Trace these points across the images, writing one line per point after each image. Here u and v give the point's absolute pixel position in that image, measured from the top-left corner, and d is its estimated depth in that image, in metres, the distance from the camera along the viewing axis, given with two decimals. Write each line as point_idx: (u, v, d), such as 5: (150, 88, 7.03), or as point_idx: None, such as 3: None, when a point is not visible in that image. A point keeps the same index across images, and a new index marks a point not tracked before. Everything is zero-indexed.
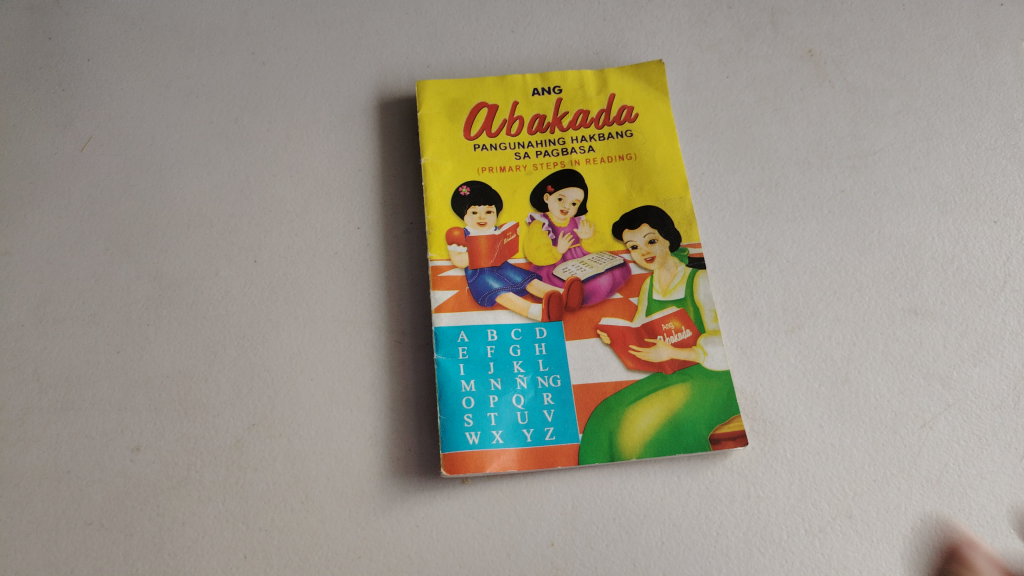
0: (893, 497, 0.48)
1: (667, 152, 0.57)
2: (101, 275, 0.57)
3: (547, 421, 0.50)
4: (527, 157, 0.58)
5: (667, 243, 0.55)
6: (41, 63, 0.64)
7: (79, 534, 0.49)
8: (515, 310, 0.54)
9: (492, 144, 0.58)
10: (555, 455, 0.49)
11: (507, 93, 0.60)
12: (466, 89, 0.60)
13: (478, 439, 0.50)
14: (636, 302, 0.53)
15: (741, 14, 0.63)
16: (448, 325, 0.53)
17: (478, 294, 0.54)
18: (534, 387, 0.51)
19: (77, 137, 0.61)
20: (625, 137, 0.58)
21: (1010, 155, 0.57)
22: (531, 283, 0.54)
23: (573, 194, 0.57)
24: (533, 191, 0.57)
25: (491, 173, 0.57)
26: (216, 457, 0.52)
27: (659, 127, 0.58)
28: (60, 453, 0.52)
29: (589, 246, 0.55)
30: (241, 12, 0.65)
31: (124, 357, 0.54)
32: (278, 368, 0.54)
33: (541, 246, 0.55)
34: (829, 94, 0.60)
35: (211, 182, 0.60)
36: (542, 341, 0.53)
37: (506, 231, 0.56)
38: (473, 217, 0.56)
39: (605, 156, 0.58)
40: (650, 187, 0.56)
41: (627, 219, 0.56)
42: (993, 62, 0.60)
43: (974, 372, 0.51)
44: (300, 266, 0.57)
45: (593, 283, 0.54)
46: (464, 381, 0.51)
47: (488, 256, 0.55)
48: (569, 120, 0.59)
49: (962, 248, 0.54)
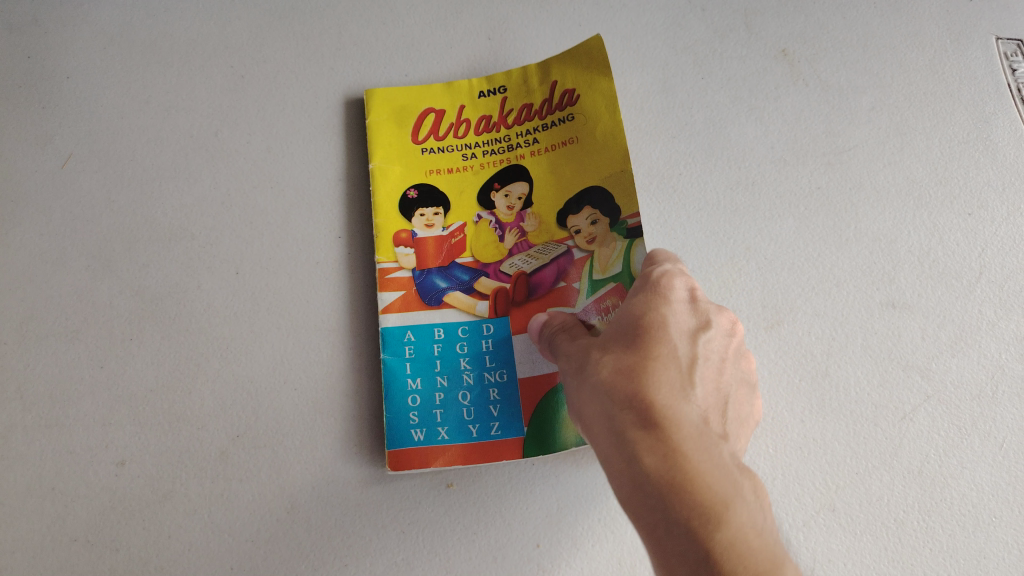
0: (876, 489, 0.48)
1: (607, 131, 0.58)
2: (83, 291, 0.57)
3: (492, 415, 0.52)
4: (474, 156, 0.60)
5: (607, 221, 0.55)
6: (23, 82, 0.64)
7: (65, 550, 0.49)
8: (463, 308, 0.55)
9: (439, 147, 0.60)
10: (499, 449, 0.51)
11: (453, 96, 0.62)
12: (414, 93, 0.62)
13: (422, 434, 0.51)
14: (578, 287, 0.54)
15: (714, 15, 0.63)
16: (394, 324, 0.54)
17: (426, 295, 0.56)
18: (480, 382, 0.53)
19: (57, 154, 0.61)
20: (567, 124, 0.59)
21: (983, 147, 0.58)
22: (479, 281, 0.56)
23: (519, 188, 0.58)
24: (480, 188, 0.59)
25: (438, 174, 0.59)
26: (202, 469, 0.52)
27: (601, 111, 0.58)
28: (45, 470, 0.52)
29: (534, 238, 0.57)
30: (219, 25, 0.66)
31: (107, 373, 0.54)
32: (262, 378, 0.54)
33: (487, 243, 0.57)
34: (803, 92, 0.60)
35: (192, 196, 0.60)
36: (488, 337, 0.54)
37: (454, 231, 0.58)
38: (420, 219, 0.58)
39: (549, 146, 0.59)
40: (592, 167, 0.57)
41: (569, 204, 0.57)
42: (963, 57, 0.61)
43: (952, 364, 0.51)
44: (282, 276, 0.57)
45: (539, 274, 0.55)
46: (410, 379, 0.53)
47: (434, 257, 0.57)
48: (514, 117, 0.61)
49: (938, 241, 0.55)
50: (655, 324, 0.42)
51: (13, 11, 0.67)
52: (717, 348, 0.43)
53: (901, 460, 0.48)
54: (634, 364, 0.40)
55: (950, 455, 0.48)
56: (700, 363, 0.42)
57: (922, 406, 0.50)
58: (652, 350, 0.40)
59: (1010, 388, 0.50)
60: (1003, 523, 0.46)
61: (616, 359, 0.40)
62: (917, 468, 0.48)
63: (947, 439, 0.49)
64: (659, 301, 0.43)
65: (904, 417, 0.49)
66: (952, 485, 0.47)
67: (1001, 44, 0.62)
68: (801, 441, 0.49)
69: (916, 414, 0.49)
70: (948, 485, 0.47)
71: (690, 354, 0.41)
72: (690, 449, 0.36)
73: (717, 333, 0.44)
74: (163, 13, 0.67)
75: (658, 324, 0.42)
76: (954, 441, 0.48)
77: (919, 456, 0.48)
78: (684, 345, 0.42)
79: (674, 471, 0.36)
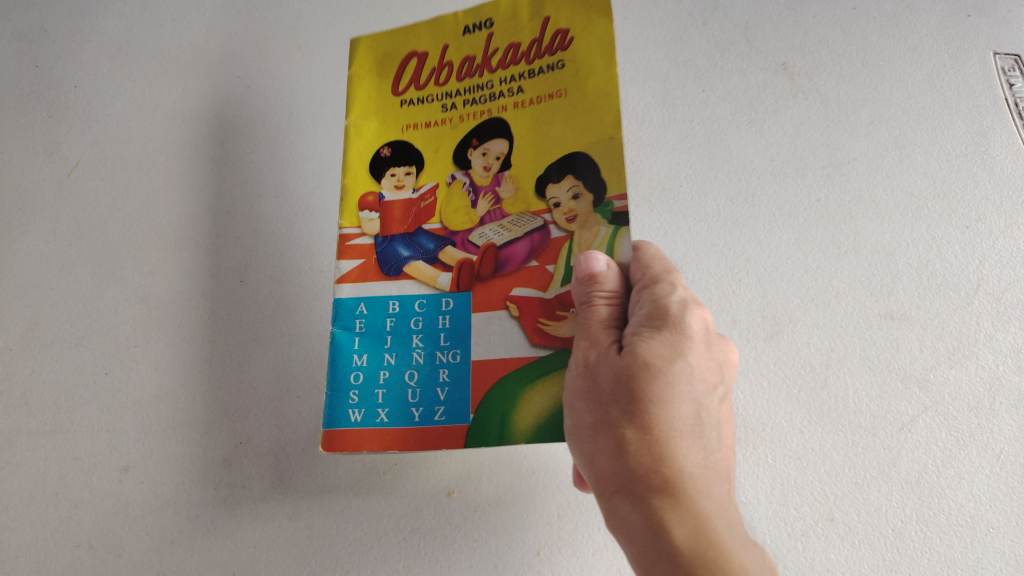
0: (874, 500, 0.48)
1: (600, 82, 0.45)
2: (89, 298, 0.60)
3: (439, 399, 0.44)
4: (454, 108, 0.49)
5: (591, 198, 0.43)
6: (44, 104, 0.68)
7: (68, 555, 0.52)
8: (423, 280, 0.46)
9: (419, 98, 0.49)
10: (439, 437, 0.43)
11: (440, 35, 0.50)
12: (400, 37, 0.51)
13: (359, 414, 0.44)
14: (552, 270, 0.44)
15: (716, 29, 0.63)
16: (346, 294, 0.47)
17: (384, 263, 0.47)
18: (430, 362, 0.45)
19: (65, 162, 0.65)
20: (557, 70, 0.46)
21: (981, 161, 0.56)
22: (443, 251, 0.47)
23: (498, 146, 0.47)
24: (455, 145, 0.48)
25: (415, 130, 0.49)
26: (205, 475, 0.54)
27: (597, 54, 0.45)
28: (49, 475, 0.55)
29: (510, 207, 0.46)
30: (226, 35, 0.68)
31: (111, 379, 0.57)
32: (264, 386, 0.56)
33: (458, 209, 0.47)
34: (802, 106, 0.59)
35: (197, 204, 0.62)
36: (446, 314, 0.45)
37: (424, 193, 0.48)
38: (390, 178, 0.49)
39: (533, 97, 0.47)
40: (579, 125, 0.45)
41: (552, 168, 0.45)
42: (961, 72, 0.58)
43: (949, 375, 0.50)
44: (286, 284, 0.59)
45: (508, 249, 0.45)
46: (357, 355, 0.45)
47: (401, 221, 0.48)
48: (499, 60, 0.48)
49: (936, 253, 0.53)
50: (681, 370, 0.37)
51: (37, 38, 0.71)
52: (723, 382, 0.40)
53: (899, 470, 0.48)
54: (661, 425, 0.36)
55: (948, 466, 0.48)
56: (716, 411, 0.38)
57: (921, 417, 0.49)
58: (678, 406, 0.36)
59: (1008, 399, 0.49)
60: (1000, 534, 0.46)
61: (641, 412, 0.36)
62: (914, 478, 0.48)
63: (945, 450, 0.49)
64: (683, 339, 0.37)
65: (901, 428, 0.49)
66: (950, 496, 0.47)
67: (998, 60, 0.59)
68: (799, 451, 0.50)
69: (914, 425, 0.49)
70: (946, 495, 0.47)
71: (710, 404, 0.37)
72: (717, 528, 0.34)
73: (723, 365, 0.40)
74: (172, 24, 0.70)
75: (684, 371, 0.37)
76: (952, 453, 0.48)
77: (917, 466, 0.48)
78: (705, 392, 0.37)
79: (704, 547, 0.34)
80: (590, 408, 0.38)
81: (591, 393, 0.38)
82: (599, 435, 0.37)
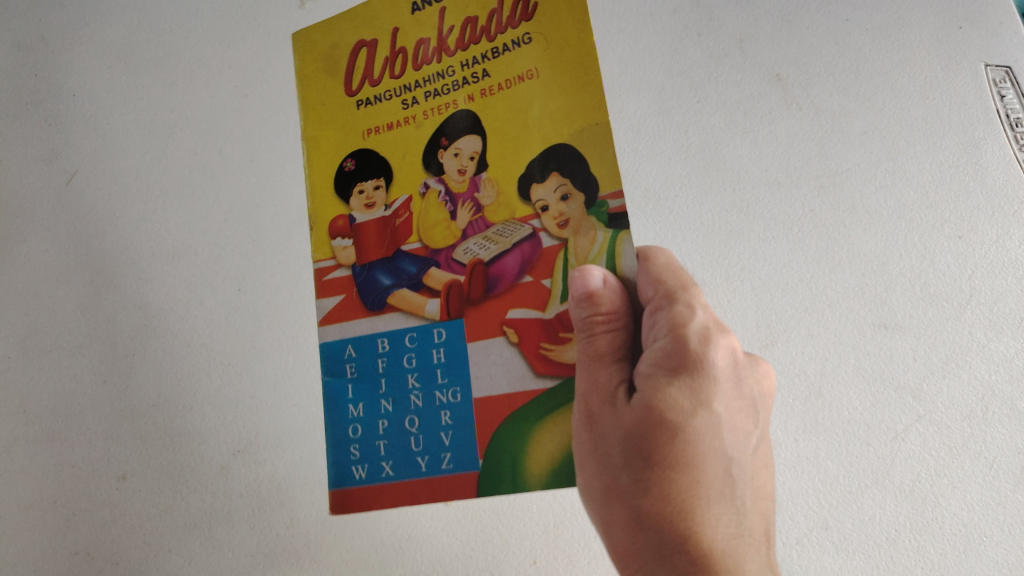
0: (868, 508, 0.49)
1: (578, 58, 0.32)
2: (87, 305, 0.64)
3: (443, 445, 0.33)
4: (418, 102, 0.35)
5: (583, 198, 0.31)
6: (46, 114, 0.70)
7: (67, 561, 0.58)
8: (409, 310, 0.34)
9: (376, 98, 0.35)
10: (450, 493, 0.32)
11: (387, 16, 0.36)
12: (340, 22, 0.36)
13: (364, 469, 0.34)
14: (549, 285, 0.32)
15: (710, 40, 0.60)
16: (332, 336, 0.36)
17: (365, 295, 0.35)
18: (431, 406, 0.34)
19: (64, 170, 0.68)
20: (524, 45, 0.33)
21: (973, 172, 0.54)
22: (429, 273, 0.34)
23: (471, 143, 0.34)
24: (426, 148, 0.35)
25: (378, 135, 0.35)
26: (202, 483, 0.58)
27: (567, 20, 0.32)
28: (48, 484, 0.61)
29: (494, 216, 0.33)
30: (225, 45, 0.67)
31: (109, 387, 0.62)
32: (261, 395, 0.58)
33: (435, 223, 0.34)
34: (796, 117, 0.57)
35: (196, 214, 0.64)
36: (439, 343, 0.34)
37: (398, 209, 0.35)
38: (359, 196, 0.35)
39: (501, 83, 0.33)
40: (561, 115, 0.32)
41: (533, 166, 0.33)
42: (952, 84, 0.55)
43: (943, 385, 0.50)
44: (284, 293, 0.60)
45: (498, 264, 0.33)
46: (351, 406, 0.35)
47: (378, 245, 0.35)
48: (457, 39, 0.34)
49: (929, 263, 0.53)
50: (705, 423, 0.27)
51: (37, 47, 0.72)
52: (760, 421, 0.30)
53: (893, 479, 0.49)
54: (682, 494, 0.27)
55: (940, 474, 0.49)
56: (753, 464, 0.29)
57: (914, 426, 0.50)
58: (705, 468, 0.27)
59: (1001, 409, 0.49)
60: (993, 542, 0.47)
61: (657, 480, 0.27)
62: (908, 487, 0.49)
63: (939, 458, 0.49)
64: (706, 381, 0.28)
65: (895, 437, 0.50)
66: (943, 504, 0.48)
67: (989, 71, 0.56)
68: (794, 460, 0.51)
69: (907, 434, 0.50)
70: (940, 504, 0.48)
71: (745, 457, 0.28)
72: None
73: (759, 398, 0.30)
74: (168, 33, 0.69)
75: (709, 424, 0.27)
76: (945, 461, 0.49)
77: (910, 475, 0.49)
78: (737, 443, 0.28)
79: None
80: (599, 470, 0.29)
81: (599, 451, 0.29)
82: (611, 504, 0.28)
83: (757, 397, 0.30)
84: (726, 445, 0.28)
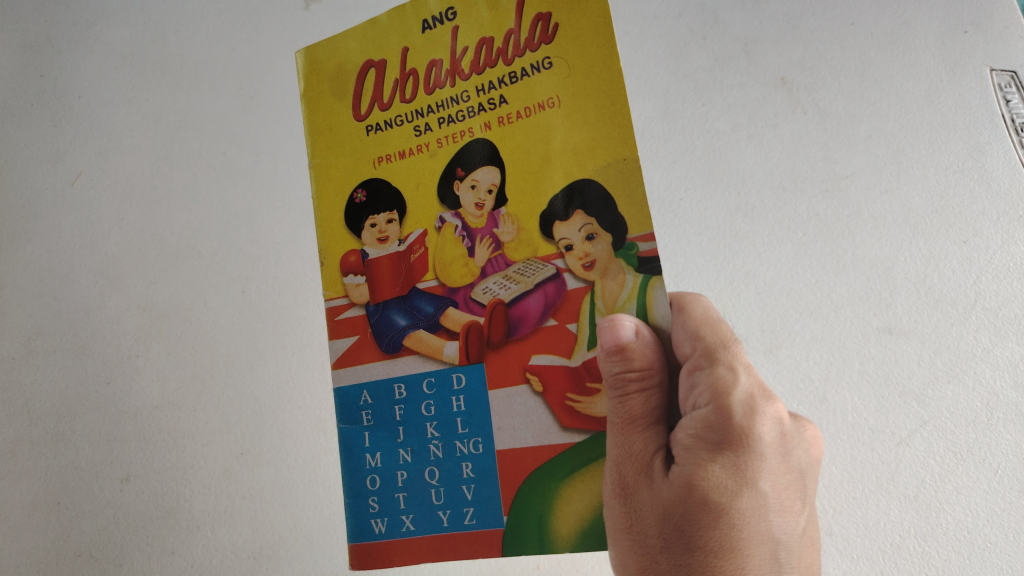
0: (872, 514, 0.49)
1: (603, 86, 0.30)
2: (91, 307, 0.65)
3: (465, 499, 0.32)
4: (431, 129, 0.34)
5: (610, 238, 0.30)
6: (51, 114, 0.71)
7: (71, 563, 0.59)
8: (426, 353, 0.33)
9: (386, 123, 0.34)
10: (473, 550, 0.31)
11: (397, 34, 0.34)
12: (347, 40, 0.35)
13: (384, 524, 0.33)
14: (575, 331, 0.31)
15: (716, 43, 0.59)
16: (346, 380, 0.35)
17: (379, 337, 0.34)
18: (452, 457, 0.32)
19: (68, 172, 0.69)
20: (544, 70, 0.31)
21: (977, 177, 0.53)
22: (445, 314, 0.33)
23: (489, 175, 0.32)
24: (441, 178, 0.33)
25: (388, 164, 0.34)
26: (207, 485, 0.58)
27: (592, 43, 0.30)
28: (50, 485, 0.61)
29: (514, 254, 0.32)
30: (230, 48, 0.67)
31: (113, 388, 0.62)
32: (264, 397, 0.59)
33: (452, 261, 0.33)
34: (802, 121, 0.57)
35: (199, 216, 0.64)
36: (460, 394, 0.33)
37: (413, 244, 0.34)
38: (371, 230, 0.34)
39: (520, 112, 0.32)
40: (586, 148, 0.30)
41: (556, 202, 0.31)
42: (959, 88, 0.55)
43: (947, 391, 0.50)
44: (288, 296, 0.60)
45: (519, 306, 0.31)
46: (368, 455, 0.34)
47: (392, 283, 0.34)
48: (472, 61, 0.33)
49: (934, 268, 0.52)
50: (751, 504, 0.27)
51: (42, 48, 0.72)
52: (808, 495, 0.29)
53: (897, 485, 0.49)
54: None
55: (945, 481, 0.49)
56: (802, 546, 0.28)
57: (918, 432, 0.50)
58: (751, 553, 0.26)
59: (1005, 414, 0.49)
60: (998, 548, 0.47)
61: (699, 565, 0.26)
62: (912, 492, 0.49)
63: (943, 465, 0.49)
64: (751, 456, 0.27)
65: (900, 443, 0.50)
66: (948, 510, 0.48)
67: (994, 76, 0.56)
68: None
69: (912, 439, 0.50)
70: (944, 510, 0.48)
71: (793, 539, 0.27)
72: None
73: (806, 470, 0.29)
74: (174, 35, 0.70)
75: (754, 504, 0.27)
76: (949, 467, 0.49)
77: (915, 481, 0.49)
78: (785, 524, 0.27)
79: None
80: (634, 549, 0.28)
81: (634, 529, 0.28)
82: None
83: (802, 463, 0.29)
84: (772, 524, 0.27)
